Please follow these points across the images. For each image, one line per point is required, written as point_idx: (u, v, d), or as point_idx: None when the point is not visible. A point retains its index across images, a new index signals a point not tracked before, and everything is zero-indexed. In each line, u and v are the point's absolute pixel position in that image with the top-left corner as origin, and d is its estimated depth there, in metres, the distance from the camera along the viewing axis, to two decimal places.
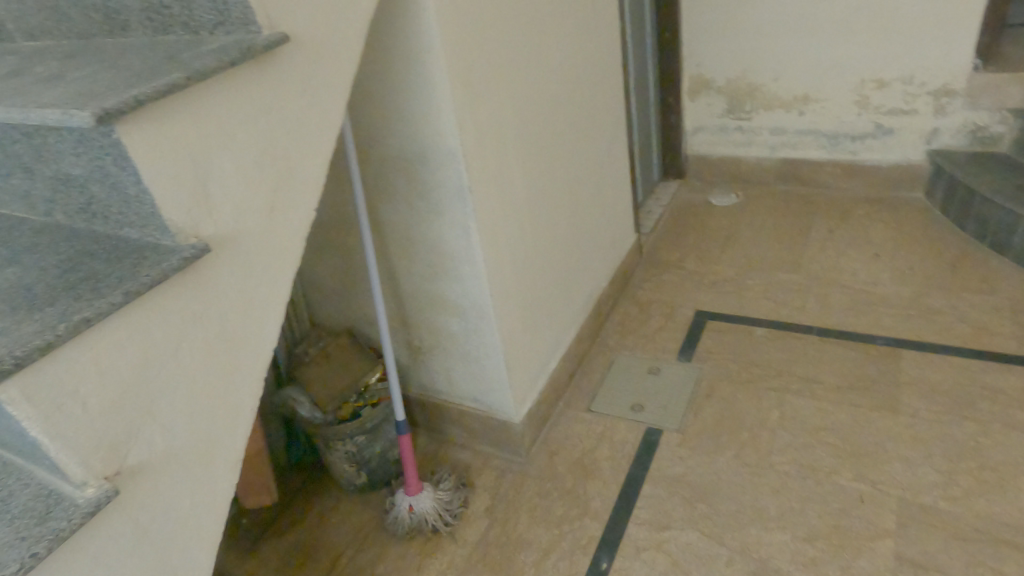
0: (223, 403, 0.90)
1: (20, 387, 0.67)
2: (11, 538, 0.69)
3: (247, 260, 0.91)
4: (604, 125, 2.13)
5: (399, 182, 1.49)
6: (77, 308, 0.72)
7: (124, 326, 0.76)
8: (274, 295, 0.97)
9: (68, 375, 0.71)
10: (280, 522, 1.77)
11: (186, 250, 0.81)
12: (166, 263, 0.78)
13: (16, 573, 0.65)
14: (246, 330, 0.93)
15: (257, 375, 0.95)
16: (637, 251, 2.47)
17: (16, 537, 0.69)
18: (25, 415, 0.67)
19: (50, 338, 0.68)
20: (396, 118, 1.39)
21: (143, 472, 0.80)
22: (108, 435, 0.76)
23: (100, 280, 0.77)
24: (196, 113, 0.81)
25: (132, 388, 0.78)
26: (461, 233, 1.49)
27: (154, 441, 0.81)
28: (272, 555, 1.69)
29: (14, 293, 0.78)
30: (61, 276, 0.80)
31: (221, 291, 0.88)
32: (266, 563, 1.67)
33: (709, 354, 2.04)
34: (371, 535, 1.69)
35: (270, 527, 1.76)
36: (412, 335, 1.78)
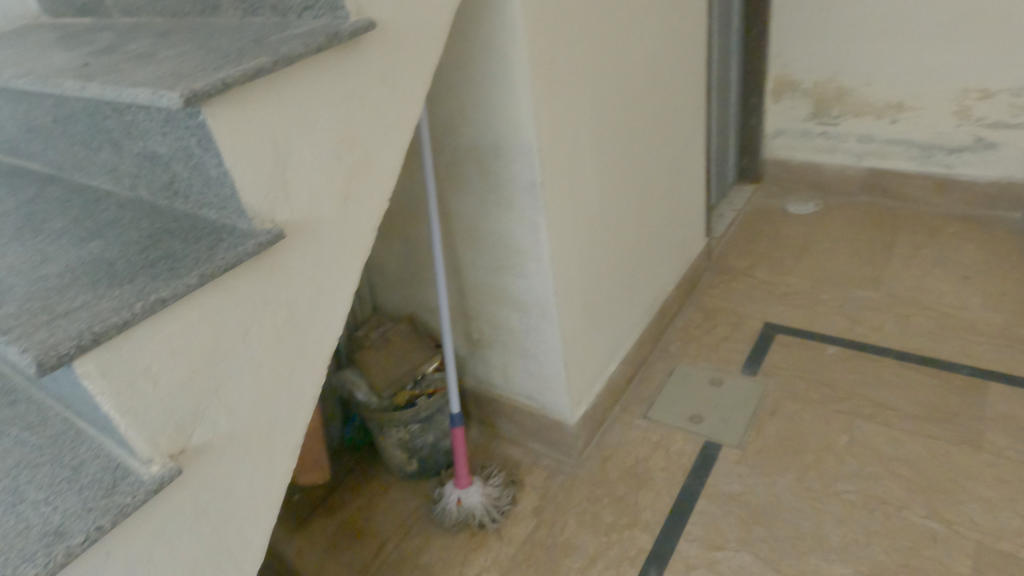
0: (287, 388, 0.91)
1: (96, 361, 0.68)
2: (79, 508, 0.71)
3: (319, 247, 0.91)
4: (682, 124, 2.06)
5: (470, 174, 1.47)
6: (155, 287, 0.73)
7: (198, 309, 0.76)
8: (343, 284, 0.96)
9: (142, 354, 0.71)
10: (330, 501, 1.80)
11: (261, 235, 0.81)
12: (241, 247, 0.79)
13: (81, 545, 0.66)
14: (314, 318, 0.93)
15: (321, 363, 0.95)
16: (706, 256, 2.39)
17: (83, 508, 0.71)
18: (99, 390, 0.69)
19: (127, 317, 0.69)
20: (474, 108, 1.37)
21: (206, 453, 0.81)
22: (176, 414, 0.76)
23: (177, 259, 0.78)
24: (279, 97, 0.80)
25: (202, 368, 0.78)
26: (529, 229, 1.46)
27: (219, 423, 0.82)
28: (321, 533, 1.71)
29: (96, 267, 0.79)
30: (141, 253, 0.81)
31: (292, 277, 0.87)
32: (314, 541, 1.70)
33: (775, 369, 1.96)
34: (417, 523, 1.70)
35: (321, 505, 1.79)
36: (472, 327, 1.77)
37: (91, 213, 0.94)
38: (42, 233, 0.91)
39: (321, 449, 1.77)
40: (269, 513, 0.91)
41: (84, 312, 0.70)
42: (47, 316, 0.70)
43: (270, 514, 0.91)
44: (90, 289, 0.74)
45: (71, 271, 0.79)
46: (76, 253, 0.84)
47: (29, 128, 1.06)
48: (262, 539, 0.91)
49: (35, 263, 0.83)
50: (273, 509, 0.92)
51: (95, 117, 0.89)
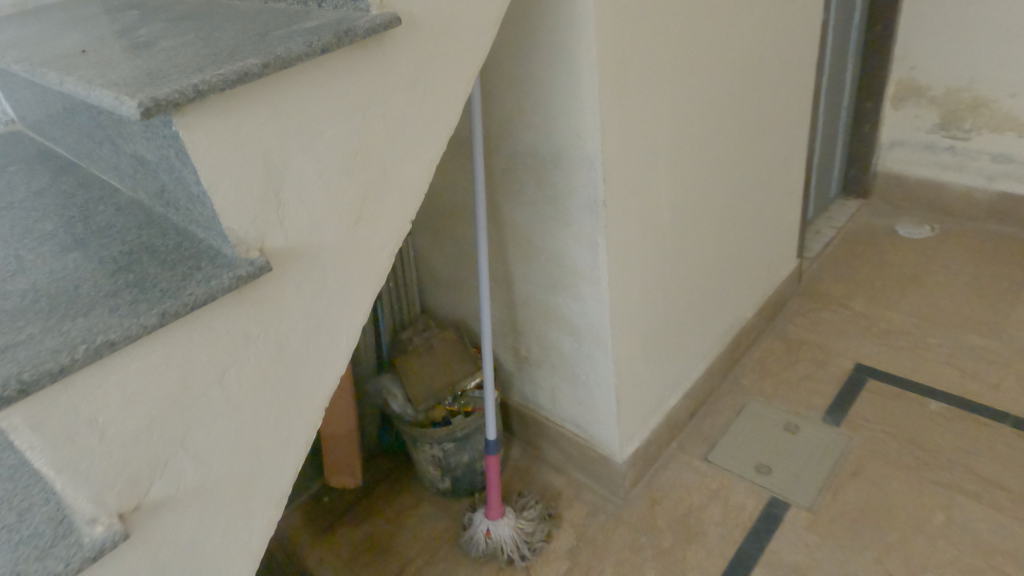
0: (272, 433, 0.80)
1: (24, 413, 0.58)
2: None
3: (318, 277, 0.78)
4: (781, 133, 1.82)
5: (526, 181, 1.32)
6: (107, 325, 0.62)
7: (158, 351, 0.65)
8: (348, 317, 0.84)
9: (84, 403, 0.61)
10: (358, 508, 1.72)
11: (243, 264, 0.69)
12: (215, 281, 0.67)
13: None
14: (309, 354, 0.81)
15: (316, 405, 0.84)
16: (795, 279, 2.14)
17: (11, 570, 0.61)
18: (28, 444, 0.59)
19: (65, 363, 0.59)
20: (535, 109, 1.21)
21: (167, 508, 0.71)
22: (128, 468, 0.66)
23: (144, 289, 0.67)
24: (274, 106, 0.67)
25: (163, 416, 0.68)
26: (586, 249, 1.30)
27: (184, 475, 0.72)
28: (344, 543, 1.64)
29: (61, 290, 0.69)
30: (112, 276, 0.70)
31: (284, 311, 0.76)
32: (335, 551, 1.62)
33: (863, 421, 1.71)
34: (443, 547, 1.59)
35: (348, 512, 1.71)
36: (520, 343, 1.62)
37: (87, 215, 0.86)
38: (31, 235, 0.83)
39: (355, 454, 1.72)
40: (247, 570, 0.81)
41: (20, 350, 0.60)
42: None
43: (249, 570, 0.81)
44: (41, 320, 0.65)
45: (35, 291, 0.70)
46: (53, 265, 0.75)
47: (48, 113, 0.99)
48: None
49: (6, 275, 0.74)
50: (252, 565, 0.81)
51: (90, 112, 0.79)
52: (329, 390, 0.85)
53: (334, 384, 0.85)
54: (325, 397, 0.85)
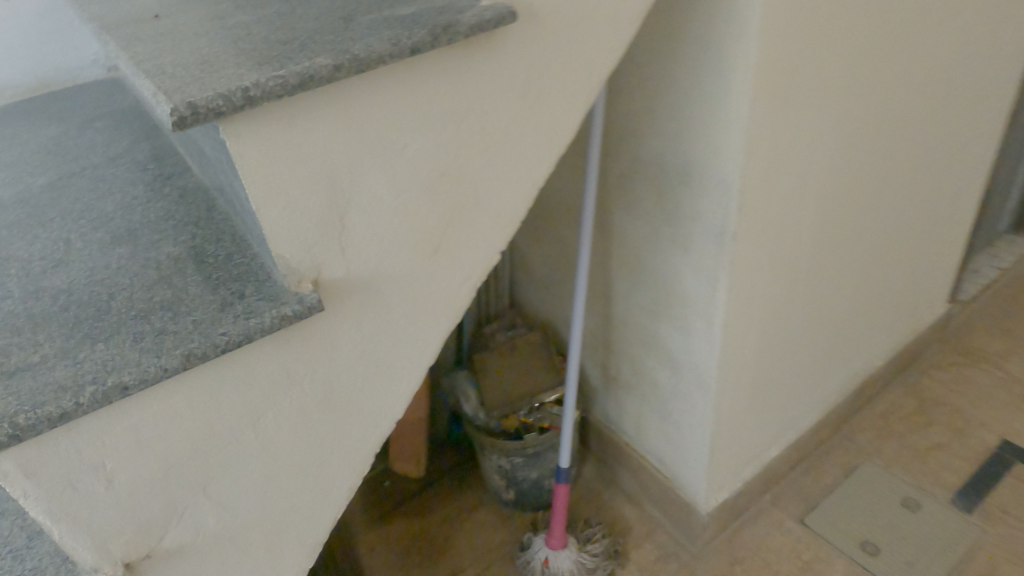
0: (310, 479, 0.69)
1: (17, 459, 0.50)
2: None
3: (382, 312, 0.66)
4: (959, 160, 1.52)
5: (645, 193, 1.13)
6: (124, 361, 0.53)
7: (182, 394, 0.56)
8: (413, 355, 0.71)
9: (90, 449, 0.53)
10: (417, 500, 1.65)
11: (291, 299, 0.57)
12: (254, 318, 0.56)
13: None
14: (361, 395, 0.70)
15: (365, 449, 0.73)
16: (941, 326, 1.85)
17: None
18: (20, 492, 0.51)
19: (66, 408, 0.50)
20: (668, 114, 1.02)
21: (182, 557, 0.63)
22: (139, 516, 0.58)
23: (176, 315, 0.57)
24: (347, 115, 0.54)
25: (183, 462, 0.59)
26: (703, 282, 1.11)
27: (204, 522, 0.63)
28: (399, 535, 1.57)
29: (93, 299, 0.61)
30: (149, 290, 0.61)
31: (337, 349, 0.64)
32: (388, 542, 1.56)
33: (1003, 513, 1.45)
34: (497, 563, 1.49)
35: (407, 502, 1.65)
36: (611, 361, 1.46)
37: (150, 196, 0.77)
38: (90, 213, 0.75)
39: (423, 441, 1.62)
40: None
41: (26, 380, 0.52)
42: None
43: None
44: (61, 338, 0.56)
45: (68, 293, 0.62)
46: (97, 261, 0.66)
47: None
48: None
49: (47, 266, 0.66)
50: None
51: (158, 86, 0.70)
52: (382, 432, 0.74)
53: (389, 426, 0.74)
54: (377, 440, 0.74)
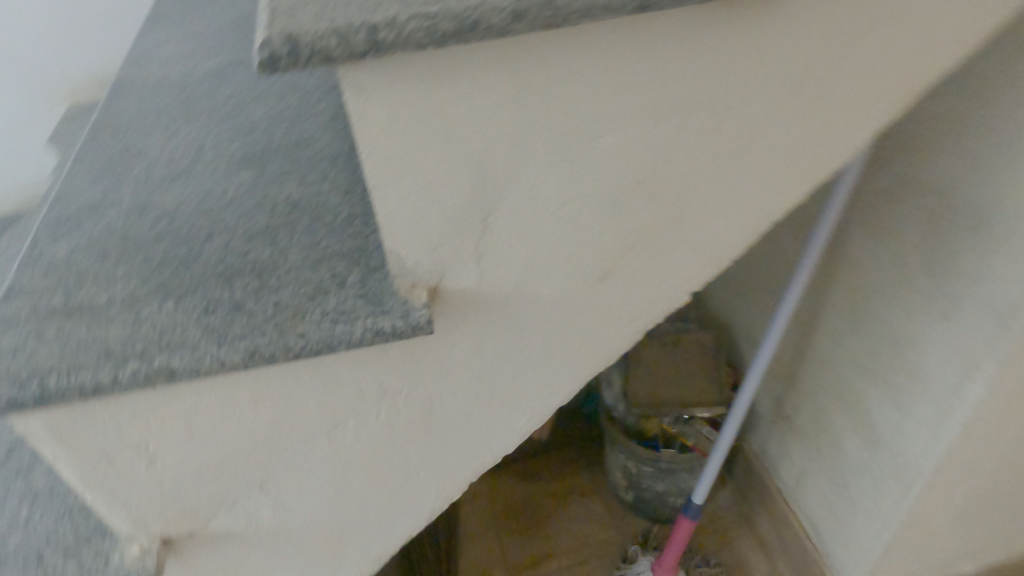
0: (386, 495, 0.58)
1: (47, 420, 0.42)
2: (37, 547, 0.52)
3: (513, 340, 0.50)
4: None
5: (909, 224, 0.84)
6: (182, 338, 0.42)
7: (248, 388, 0.45)
8: (541, 393, 0.55)
9: (133, 425, 0.44)
10: (529, 463, 1.53)
11: (395, 310, 0.43)
12: (343, 325, 0.42)
13: None
14: (466, 422, 0.55)
15: (460, 478, 0.59)
16: None
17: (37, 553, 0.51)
18: (50, 453, 0.43)
19: (101, 381, 0.40)
20: (984, 131, 0.71)
21: (229, 542, 0.55)
22: (183, 499, 0.50)
23: (262, 290, 0.46)
24: (521, 86, 0.37)
25: (236, 455, 0.49)
26: (956, 362, 0.81)
27: (259, 515, 0.54)
28: (500, 493, 1.47)
29: (190, 236, 0.51)
30: (250, 241, 0.50)
31: (445, 372, 0.50)
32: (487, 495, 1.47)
33: None
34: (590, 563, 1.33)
35: (518, 461, 1.54)
36: (788, 398, 1.20)
37: (303, 111, 0.66)
38: (238, 118, 0.66)
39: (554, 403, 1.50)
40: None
41: (82, 326, 0.44)
42: (59, 305, 0.46)
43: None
44: (138, 281, 0.47)
45: (171, 221, 0.53)
46: (216, 183, 0.57)
47: None
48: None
49: (168, 175, 0.58)
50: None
51: None
52: (482, 466, 0.59)
53: (492, 461, 0.59)
54: (474, 473, 0.60)
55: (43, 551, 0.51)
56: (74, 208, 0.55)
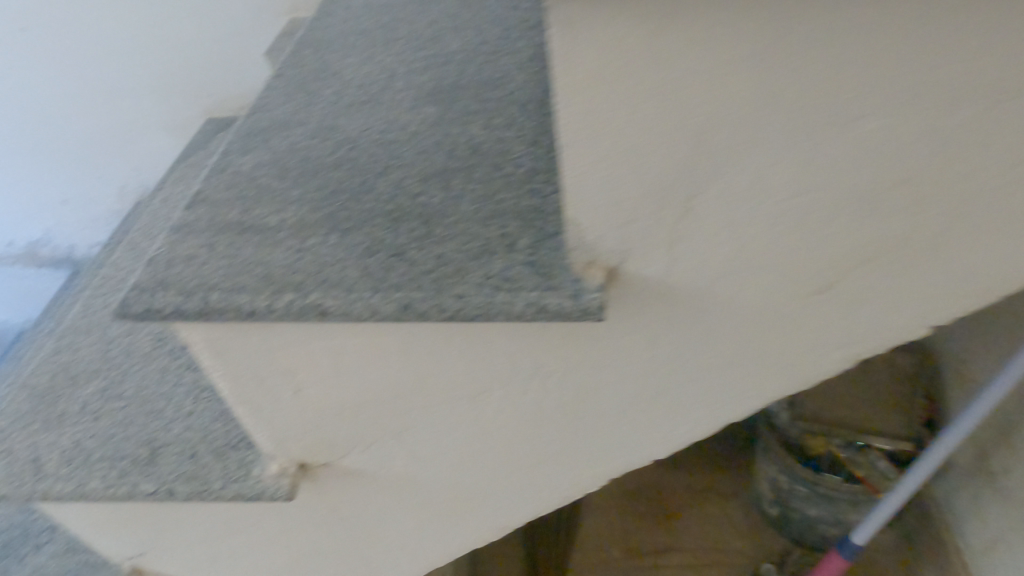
0: (519, 473, 0.54)
1: (206, 333, 0.42)
2: (194, 439, 0.55)
3: (691, 346, 0.43)
4: None
5: None
6: (339, 278, 0.40)
7: (398, 340, 0.42)
8: (710, 408, 0.47)
9: (284, 352, 0.43)
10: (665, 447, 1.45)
11: (564, 287, 0.37)
12: (504, 294, 0.38)
13: (146, 497, 0.52)
14: (617, 421, 0.49)
15: (598, 474, 0.54)
16: None
17: (194, 444, 0.55)
18: (207, 363, 0.44)
19: (258, 307, 0.39)
20: None
21: (359, 480, 0.54)
22: (322, 431, 0.49)
23: (424, 239, 0.42)
24: (774, 45, 0.29)
25: (376, 401, 0.47)
26: None
27: (391, 462, 0.53)
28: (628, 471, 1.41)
29: (367, 167, 0.49)
30: (423, 183, 0.47)
31: (606, 364, 0.44)
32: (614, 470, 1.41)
33: None
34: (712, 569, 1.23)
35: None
36: (997, 451, 1.01)
37: (500, 48, 0.61)
38: (434, 48, 0.63)
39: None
40: (432, 563, 0.65)
41: (252, 246, 0.43)
42: (234, 221, 0.46)
43: (434, 563, 0.65)
44: (309, 208, 0.46)
45: (352, 149, 0.51)
46: (401, 114, 0.54)
47: None
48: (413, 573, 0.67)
49: (357, 100, 0.57)
50: (440, 557, 0.64)
51: None
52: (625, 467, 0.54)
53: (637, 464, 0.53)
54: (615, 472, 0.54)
55: (200, 444, 0.54)
56: (266, 122, 0.55)
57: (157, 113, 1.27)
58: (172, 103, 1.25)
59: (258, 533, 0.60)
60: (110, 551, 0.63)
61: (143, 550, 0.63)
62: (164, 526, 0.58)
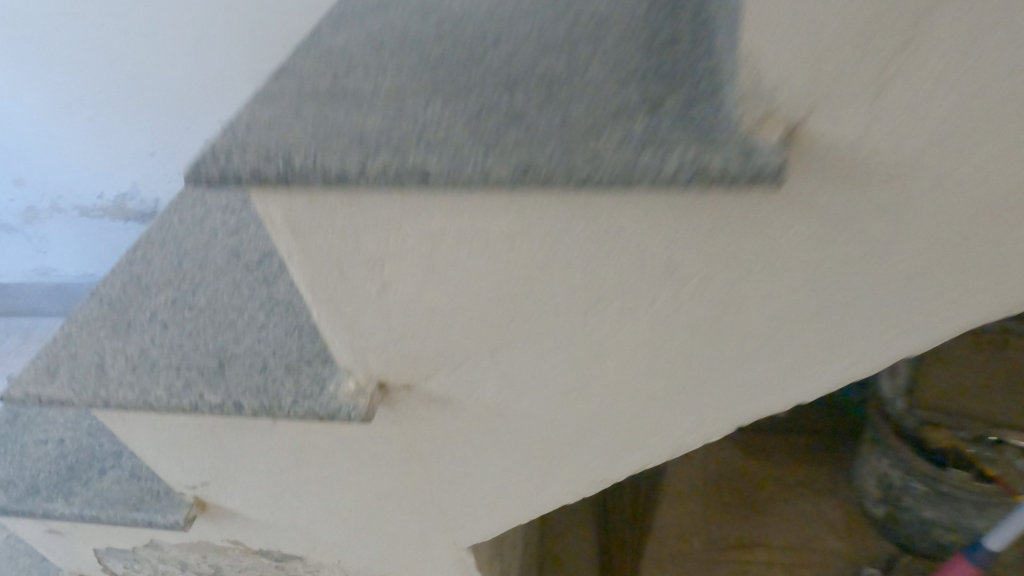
0: (629, 411, 0.46)
1: (287, 208, 0.36)
2: (263, 351, 0.50)
3: (872, 244, 0.34)
4: None
5: None
6: (445, 140, 0.33)
7: (509, 222, 0.35)
8: (885, 333, 0.38)
9: (373, 237, 0.37)
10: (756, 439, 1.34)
11: (729, 145, 0.29)
12: (652, 154, 0.30)
13: (210, 410, 0.47)
14: (758, 349, 0.40)
15: (723, 418, 0.46)
16: None
17: (263, 356, 0.49)
18: (286, 248, 0.38)
19: (348, 169, 0.33)
20: None
21: (443, 409, 0.48)
22: (408, 343, 0.43)
23: (546, 103, 0.35)
24: None
25: (474, 308, 0.40)
26: None
27: (482, 388, 0.46)
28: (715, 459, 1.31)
29: (474, 41, 0.42)
30: (541, 53, 0.40)
31: (760, 269, 0.36)
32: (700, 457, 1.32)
33: None
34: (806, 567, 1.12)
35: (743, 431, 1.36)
36: None
37: None
38: None
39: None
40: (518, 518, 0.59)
41: (342, 110, 0.37)
42: (323, 90, 0.40)
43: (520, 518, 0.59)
44: (409, 78, 0.40)
45: (457, 25, 0.45)
46: None
47: None
48: (496, 529, 0.61)
49: None
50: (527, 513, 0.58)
51: None
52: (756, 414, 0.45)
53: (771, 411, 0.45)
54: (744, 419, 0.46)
55: (269, 357, 0.49)
56: (361, 4, 0.49)
57: (244, 62, 1.24)
58: (258, 51, 1.22)
59: (331, 466, 0.55)
60: (174, 477, 0.59)
61: (209, 479, 0.59)
62: (231, 447, 0.54)
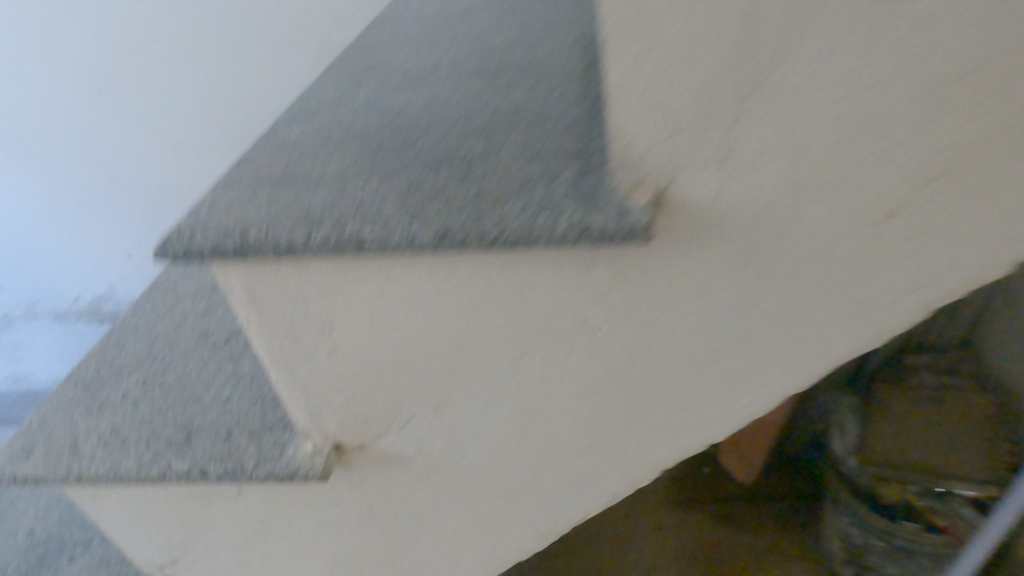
0: (545, 463, 0.50)
1: (244, 278, 0.39)
2: (206, 431, 0.51)
3: (782, 253, 0.38)
4: None
5: None
6: (376, 213, 0.38)
7: (454, 275, 0.39)
8: (746, 382, 0.45)
9: (309, 309, 0.41)
10: None
11: (609, 208, 0.35)
12: (545, 219, 0.35)
13: (133, 475, 0.49)
14: (662, 398, 0.46)
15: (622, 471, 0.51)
16: None
17: (197, 436, 0.51)
18: (244, 317, 0.41)
19: (293, 236, 0.36)
20: None
21: (397, 466, 0.51)
22: (356, 404, 0.47)
23: (466, 182, 0.40)
24: None
25: (401, 374, 0.44)
26: None
27: (428, 444, 0.49)
28: None
29: (410, 130, 0.47)
30: (464, 138, 0.45)
31: (702, 286, 0.40)
32: None
33: None
34: None
35: None
36: None
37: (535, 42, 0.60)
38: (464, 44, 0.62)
39: None
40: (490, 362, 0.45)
41: (292, 192, 0.41)
42: (275, 180, 0.43)
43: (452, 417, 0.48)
44: (352, 161, 0.44)
45: (398, 115, 0.50)
46: (445, 92, 0.53)
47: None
48: None
49: (406, 80, 0.56)
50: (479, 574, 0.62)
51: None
52: None
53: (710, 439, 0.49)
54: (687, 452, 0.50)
55: (212, 438, 0.51)
56: (315, 102, 0.54)
57: (185, 137, 1.27)
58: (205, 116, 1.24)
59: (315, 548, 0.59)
60: (141, 556, 0.59)
61: (177, 556, 0.59)
62: (189, 520, 0.55)
